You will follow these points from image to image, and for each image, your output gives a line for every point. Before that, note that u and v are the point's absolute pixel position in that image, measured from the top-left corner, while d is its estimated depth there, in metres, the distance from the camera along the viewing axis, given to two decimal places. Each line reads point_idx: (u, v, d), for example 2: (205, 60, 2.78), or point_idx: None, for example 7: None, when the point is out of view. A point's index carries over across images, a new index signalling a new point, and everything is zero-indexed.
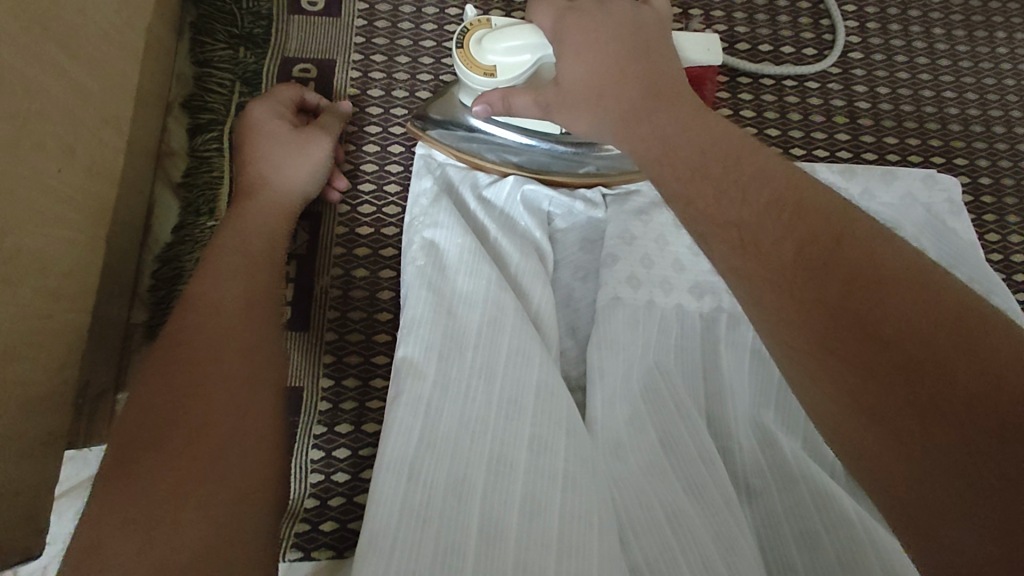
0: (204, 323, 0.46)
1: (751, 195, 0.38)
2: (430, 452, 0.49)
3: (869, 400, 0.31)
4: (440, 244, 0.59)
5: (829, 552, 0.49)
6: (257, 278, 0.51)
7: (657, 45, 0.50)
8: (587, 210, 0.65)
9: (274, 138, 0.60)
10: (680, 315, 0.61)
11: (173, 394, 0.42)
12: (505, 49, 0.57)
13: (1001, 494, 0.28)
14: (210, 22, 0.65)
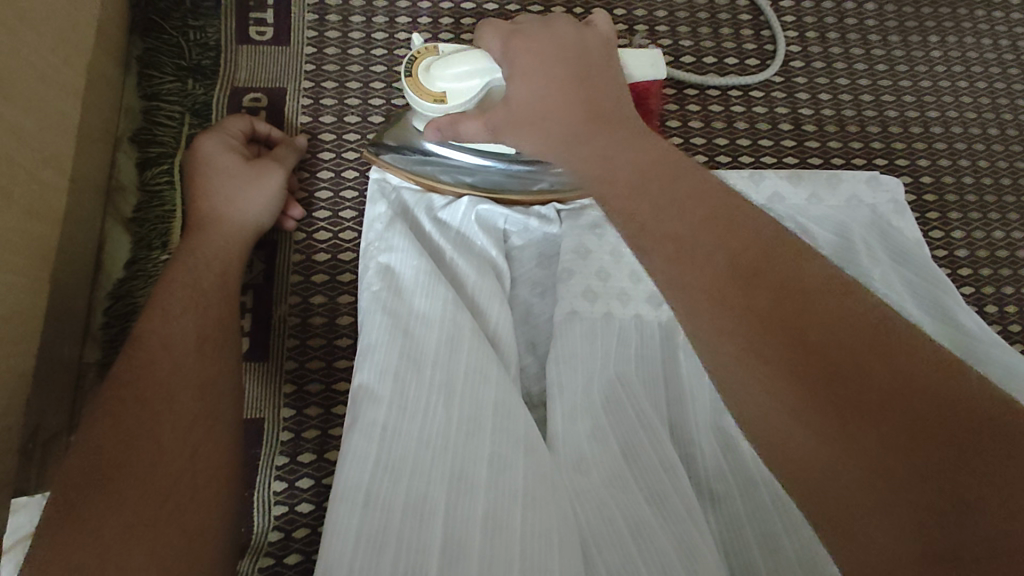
0: (152, 361, 0.46)
1: (683, 212, 0.39)
2: (387, 479, 0.49)
3: (804, 406, 0.32)
4: (394, 268, 0.60)
5: (788, 551, 0.51)
6: (210, 312, 0.51)
7: (601, 66, 0.52)
8: (542, 226, 0.66)
9: (227, 170, 0.59)
10: (638, 325, 0.62)
11: (122, 432, 0.42)
12: (451, 75, 0.58)
13: (927, 483, 0.29)
14: (156, 55, 0.65)
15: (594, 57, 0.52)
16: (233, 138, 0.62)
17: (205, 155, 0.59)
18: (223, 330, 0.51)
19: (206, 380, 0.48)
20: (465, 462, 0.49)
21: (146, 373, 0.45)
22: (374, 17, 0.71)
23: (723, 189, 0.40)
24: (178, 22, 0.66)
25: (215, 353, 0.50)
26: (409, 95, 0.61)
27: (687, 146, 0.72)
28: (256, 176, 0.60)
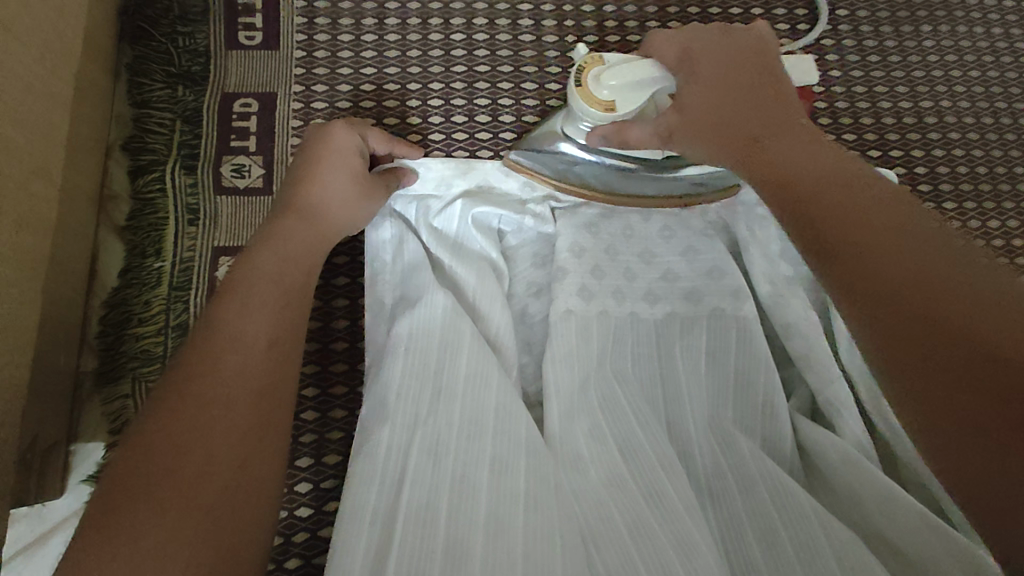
0: (219, 358, 0.45)
1: (791, 163, 0.48)
2: (388, 491, 0.48)
3: (867, 275, 0.39)
4: (403, 289, 0.60)
5: (788, 549, 0.50)
6: (278, 311, 0.50)
7: (774, 73, 0.56)
8: (537, 225, 0.66)
9: (338, 171, 0.59)
10: (634, 322, 0.62)
11: (190, 412, 0.42)
12: (629, 84, 0.56)
13: (954, 359, 0.35)
14: (145, 63, 0.65)
15: (772, 68, 0.56)
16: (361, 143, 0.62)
17: (318, 153, 0.59)
18: (292, 335, 0.50)
19: (269, 386, 0.46)
20: (465, 468, 0.49)
21: (211, 362, 0.45)
22: (363, 19, 0.70)
23: (851, 165, 0.48)
24: (167, 29, 0.66)
25: (285, 357, 0.49)
26: (577, 104, 0.58)
27: None
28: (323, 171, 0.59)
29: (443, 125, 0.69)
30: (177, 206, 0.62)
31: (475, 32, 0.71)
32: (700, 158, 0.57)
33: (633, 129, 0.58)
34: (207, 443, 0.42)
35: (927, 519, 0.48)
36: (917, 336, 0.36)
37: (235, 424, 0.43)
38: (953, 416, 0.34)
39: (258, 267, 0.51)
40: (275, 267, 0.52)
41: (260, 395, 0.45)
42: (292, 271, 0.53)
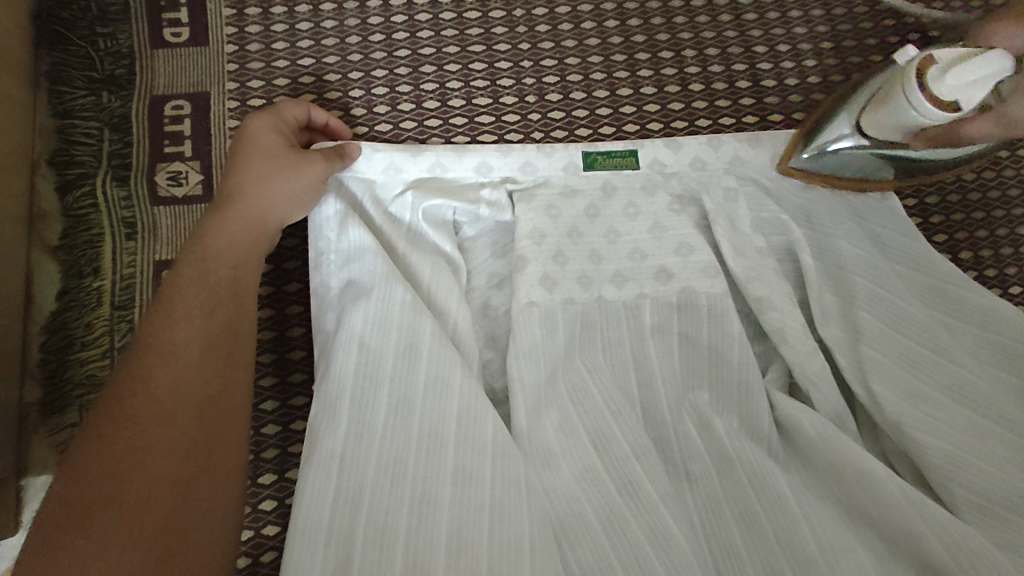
0: (150, 374, 0.43)
1: None
2: (344, 510, 0.46)
3: None
4: (355, 278, 0.57)
5: (767, 532, 0.49)
6: (215, 316, 0.47)
7: None
8: (493, 214, 0.62)
9: (268, 158, 0.55)
10: (602, 307, 0.59)
11: (124, 433, 0.40)
12: (980, 81, 0.48)
13: None
14: (65, 69, 0.61)
15: None
16: (289, 122, 0.59)
17: (249, 145, 0.55)
18: (233, 339, 0.47)
19: (211, 395, 0.44)
20: (426, 480, 0.47)
21: (145, 376, 0.42)
22: (297, 6, 0.66)
23: None
24: (86, 31, 0.62)
25: (221, 362, 0.46)
26: (912, 111, 0.52)
27: (641, 113, 0.68)
28: (251, 160, 0.55)
29: (389, 113, 0.65)
30: (112, 221, 0.59)
31: (417, 12, 0.67)
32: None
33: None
34: (142, 464, 0.39)
35: (907, 492, 0.47)
36: None
37: (172, 439, 0.41)
38: None
39: (181, 271, 0.48)
40: (196, 267, 0.49)
41: (195, 406, 0.43)
42: (219, 268, 0.49)
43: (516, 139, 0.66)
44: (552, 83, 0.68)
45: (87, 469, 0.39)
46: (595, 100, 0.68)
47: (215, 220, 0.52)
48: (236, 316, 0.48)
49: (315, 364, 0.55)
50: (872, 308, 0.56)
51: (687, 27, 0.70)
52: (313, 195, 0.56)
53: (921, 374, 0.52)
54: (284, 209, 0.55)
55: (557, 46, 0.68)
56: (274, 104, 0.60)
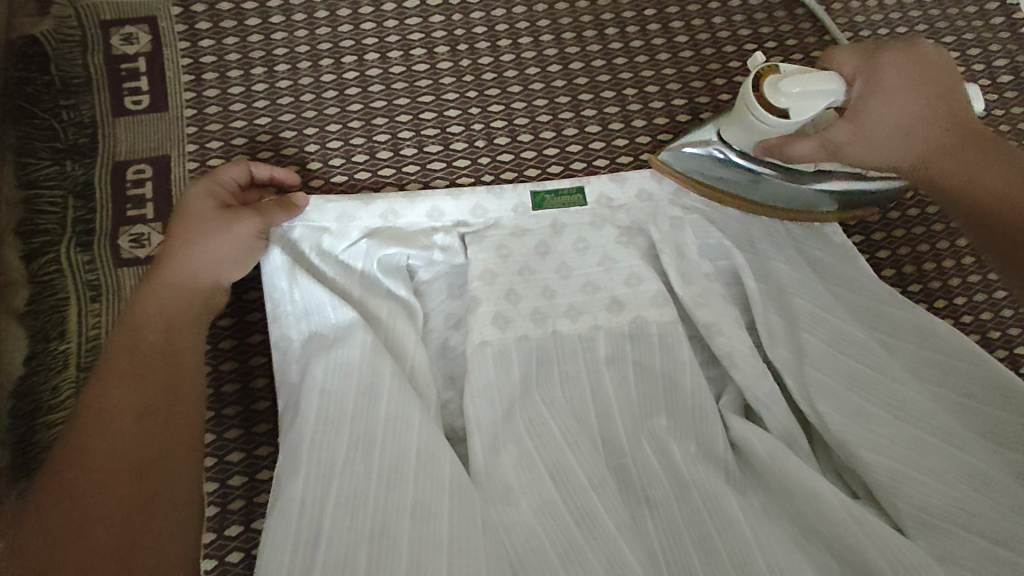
0: (86, 444, 0.43)
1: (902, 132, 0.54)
2: (305, 551, 0.46)
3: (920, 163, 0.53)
4: (317, 332, 0.58)
5: (722, 554, 0.49)
6: (152, 378, 0.49)
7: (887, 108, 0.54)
8: (446, 257, 0.64)
9: (205, 224, 0.58)
10: (556, 340, 0.61)
11: (63, 506, 0.40)
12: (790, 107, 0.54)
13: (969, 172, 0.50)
14: (29, 142, 0.63)
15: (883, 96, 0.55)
16: (224, 188, 0.61)
17: (187, 214, 0.59)
18: (173, 397, 0.49)
19: (150, 457, 0.45)
20: (387, 518, 0.48)
21: (83, 446, 0.43)
22: (252, 69, 0.69)
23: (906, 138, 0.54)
24: (49, 104, 0.65)
25: (163, 422, 0.47)
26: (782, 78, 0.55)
27: (587, 150, 0.71)
28: (184, 230, 0.58)
29: (344, 165, 0.68)
30: (77, 285, 0.61)
31: (368, 67, 0.70)
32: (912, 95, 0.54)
33: (797, 141, 0.57)
34: (79, 532, 0.39)
35: (851, 510, 0.48)
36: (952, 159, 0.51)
37: (114, 503, 0.41)
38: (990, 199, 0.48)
39: (117, 340, 0.51)
40: (129, 336, 0.51)
41: (134, 467, 0.44)
42: (153, 332, 0.52)
43: (468, 183, 0.69)
44: (500, 126, 0.71)
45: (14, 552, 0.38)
46: (542, 141, 0.71)
47: (152, 287, 0.55)
48: (176, 377, 0.51)
49: (279, 417, 0.56)
50: (815, 328, 0.58)
51: (627, 67, 0.74)
52: (255, 250, 0.61)
53: (863, 392, 0.54)
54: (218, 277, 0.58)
55: (503, 92, 0.72)
56: (214, 169, 0.63)
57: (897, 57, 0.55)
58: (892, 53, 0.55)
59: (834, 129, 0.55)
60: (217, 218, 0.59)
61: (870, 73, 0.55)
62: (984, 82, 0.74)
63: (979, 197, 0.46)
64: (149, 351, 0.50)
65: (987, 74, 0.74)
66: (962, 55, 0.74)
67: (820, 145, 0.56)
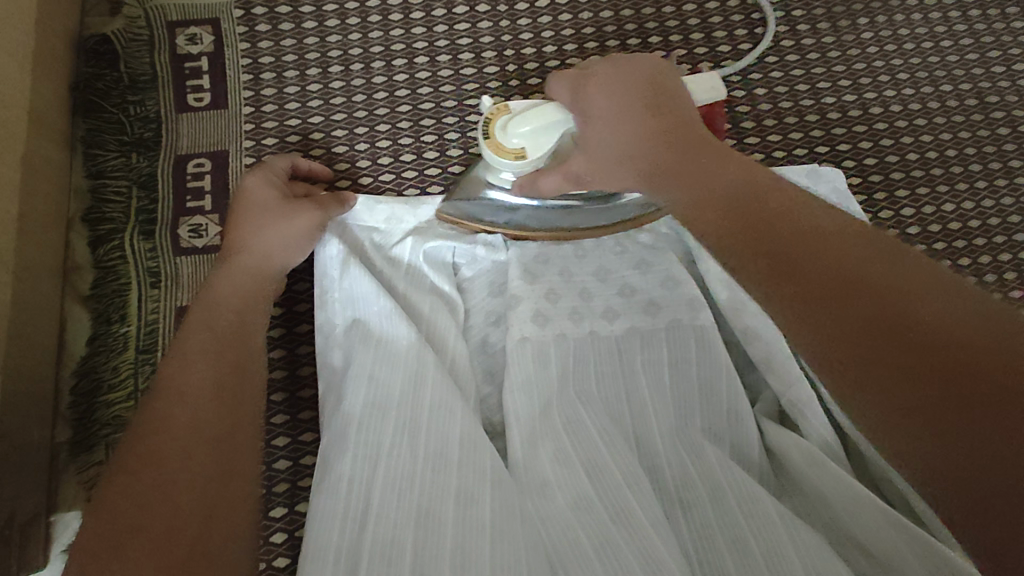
0: (167, 414, 0.46)
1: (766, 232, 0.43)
2: (352, 529, 0.48)
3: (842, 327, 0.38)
4: (362, 319, 0.60)
5: (757, 555, 0.49)
6: (224, 356, 0.51)
7: (609, 119, 0.56)
8: (490, 254, 0.67)
9: (267, 209, 0.61)
10: (594, 340, 0.62)
11: (151, 474, 0.43)
12: (531, 131, 0.60)
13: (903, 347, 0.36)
14: (99, 134, 0.67)
15: (607, 101, 0.56)
16: (279, 175, 0.64)
17: (248, 200, 0.61)
18: (243, 376, 0.51)
19: (226, 431, 0.48)
20: (430, 502, 0.50)
21: (166, 419, 0.46)
22: (307, 69, 0.72)
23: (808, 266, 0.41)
24: (118, 99, 0.68)
25: (235, 398, 0.50)
26: (488, 154, 0.63)
27: None
28: (247, 215, 0.60)
29: (392, 164, 0.71)
30: (139, 271, 0.64)
31: (417, 70, 0.73)
32: (609, 107, 0.56)
33: (546, 176, 0.61)
34: (167, 498, 0.43)
35: (889, 516, 0.48)
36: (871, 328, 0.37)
37: (193, 473, 0.44)
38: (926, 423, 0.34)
39: (194, 318, 0.53)
40: (205, 315, 0.54)
41: (214, 440, 0.46)
42: (226, 312, 0.54)
43: None
44: None
45: (120, 505, 0.42)
46: None
47: (219, 271, 0.57)
48: (249, 355, 0.53)
49: (323, 400, 0.58)
50: None
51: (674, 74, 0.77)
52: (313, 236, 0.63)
53: None
54: (284, 258, 0.60)
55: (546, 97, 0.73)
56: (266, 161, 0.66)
57: (610, 78, 0.58)
58: (598, 78, 0.58)
59: (571, 162, 0.60)
60: (273, 202, 0.61)
61: (582, 100, 0.58)
62: (1010, 99, 0.78)
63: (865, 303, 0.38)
64: (222, 331, 0.53)
65: (1014, 91, 0.78)
66: (987, 73, 0.79)
67: (564, 177, 0.60)
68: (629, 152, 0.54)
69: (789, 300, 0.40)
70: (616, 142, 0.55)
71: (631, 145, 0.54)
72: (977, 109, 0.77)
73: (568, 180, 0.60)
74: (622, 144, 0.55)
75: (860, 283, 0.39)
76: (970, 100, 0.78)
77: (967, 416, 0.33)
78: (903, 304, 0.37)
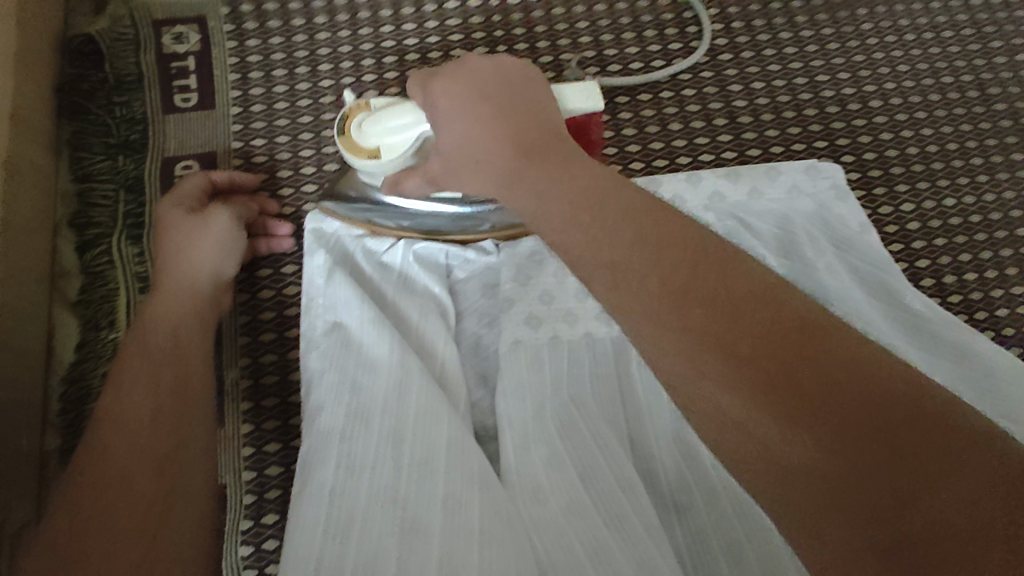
0: (106, 442, 0.45)
1: (660, 265, 0.39)
2: (335, 540, 0.48)
3: (748, 380, 0.34)
4: (344, 326, 0.59)
5: (751, 558, 0.50)
6: (162, 382, 0.50)
7: (456, 123, 0.51)
8: (480, 257, 0.66)
9: (190, 228, 0.60)
10: (591, 343, 0.61)
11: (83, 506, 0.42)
12: (382, 129, 0.59)
13: (822, 406, 0.32)
14: (84, 137, 0.66)
15: (471, 99, 0.51)
16: (192, 195, 0.62)
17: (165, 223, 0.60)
18: (183, 402, 0.50)
19: (165, 457, 0.46)
20: (416, 511, 0.49)
21: (99, 450, 0.45)
22: (296, 68, 0.71)
23: (696, 304, 0.37)
24: (104, 101, 0.67)
25: (175, 424, 0.48)
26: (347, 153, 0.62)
27: (622, 154, 0.73)
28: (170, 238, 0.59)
29: None
30: (126, 276, 0.63)
31: (407, 68, 0.72)
32: (455, 110, 0.51)
33: (409, 179, 0.59)
34: (103, 528, 0.41)
35: None
36: (776, 384, 0.33)
37: (130, 501, 0.43)
38: (857, 496, 0.31)
39: (129, 347, 0.52)
40: (140, 343, 0.52)
41: (152, 466, 0.45)
42: (161, 339, 0.53)
43: None
44: None
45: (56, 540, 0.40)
46: None
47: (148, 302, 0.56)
48: (189, 382, 0.52)
49: (302, 409, 0.57)
50: None
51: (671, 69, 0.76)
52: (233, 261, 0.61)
53: None
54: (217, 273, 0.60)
55: None
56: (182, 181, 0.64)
57: (476, 85, 0.52)
58: (451, 75, 0.53)
59: (429, 164, 0.56)
60: (197, 222, 0.60)
61: (434, 101, 0.53)
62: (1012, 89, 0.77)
63: (770, 352, 0.34)
64: (157, 358, 0.51)
65: (1016, 82, 0.77)
66: (987, 64, 0.78)
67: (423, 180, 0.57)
68: (512, 170, 0.47)
69: (687, 352, 0.36)
70: (477, 146, 0.49)
71: (531, 160, 0.47)
72: (982, 102, 0.77)
73: (425, 182, 0.57)
74: (481, 146, 0.49)
75: (760, 339, 0.35)
76: (971, 92, 0.77)
77: (897, 486, 0.30)
78: (801, 353, 0.34)
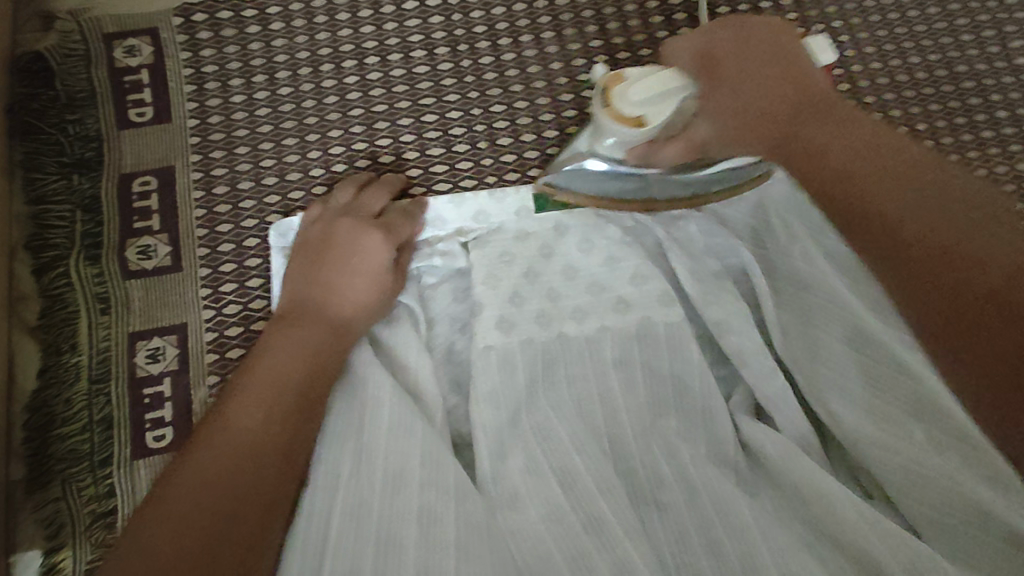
0: (219, 457, 0.46)
1: (854, 155, 0.49)
2: (314, 562, 0.47)
3: (888, 232, 0.46)
4: None
5: (733, 559, 0.49)
6: (278, 413, 0.50)
7: (757, 67, 0.54)
8: (448, 262, 0.65)
9: (344, 259, 0.60)
10: (563, 343, 0.60)
11: (174, 518, 0.42)
12: (651, 96, 0.54)
13: (944, 265, 0.43)
14: (36, 157, 0.64)
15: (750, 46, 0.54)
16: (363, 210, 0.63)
17: (339, 238, 0.60)
18: (301, 448, 0.50)
19: (269, 499, 0.47)
20: (391, 527, 0.48)
21: (210, 467, 0.45)
22: (253, 77, 0.68)
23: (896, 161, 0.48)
24: (56, 119, 0.65)
25: (287, 464, 0.49)
26: (603, 122, 0.57)
27: None
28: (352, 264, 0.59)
29: (346, 170, 0.67)
30: (86, 298, 0.62)
31: (368, 71, 0.69)
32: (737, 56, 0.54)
33: (671, 142, 0.58)
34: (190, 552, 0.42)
35: (862, 511, 0.47)
36: (933, 226, 0.44)
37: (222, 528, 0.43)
38: (965, 339, 0.42)
39: (263, 368, 0.52)
40: (275, 371, 0.52)
41: (255, 504, 0.46)
42: (303, 371, 0.53)
43: (470, 186, 0.68)
44: (502, 127, 0.69)
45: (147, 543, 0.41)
46: (567, 137, 0.69)
47: (298, 326, 0.56)
48: (309, 426, 0.52)
49: None
50: (830, 327, 0.56)
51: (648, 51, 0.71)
52: (383, 292, 0.60)
53: (880, 390, 0.52)
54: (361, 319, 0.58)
55: (504, 92, 0.70)
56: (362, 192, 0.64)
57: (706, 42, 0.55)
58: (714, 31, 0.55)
59: (692, 131, 0.57)
60: (367, 250, 0.60)
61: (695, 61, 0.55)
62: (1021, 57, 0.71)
63: (914, 211, 0.45)
64: (291, 386, 0.52)
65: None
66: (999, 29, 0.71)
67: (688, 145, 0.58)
68: (739, 121, 0.54)
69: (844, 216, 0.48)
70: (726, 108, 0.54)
71: (758, 112, 0.53)
72: (985, 72, 0.70)
73: (688, 149, 0.59)
74: (727, 104, 0.54)
75: (905, 221, 0.45)
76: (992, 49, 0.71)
77: (969, 333, 0.42)
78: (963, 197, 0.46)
